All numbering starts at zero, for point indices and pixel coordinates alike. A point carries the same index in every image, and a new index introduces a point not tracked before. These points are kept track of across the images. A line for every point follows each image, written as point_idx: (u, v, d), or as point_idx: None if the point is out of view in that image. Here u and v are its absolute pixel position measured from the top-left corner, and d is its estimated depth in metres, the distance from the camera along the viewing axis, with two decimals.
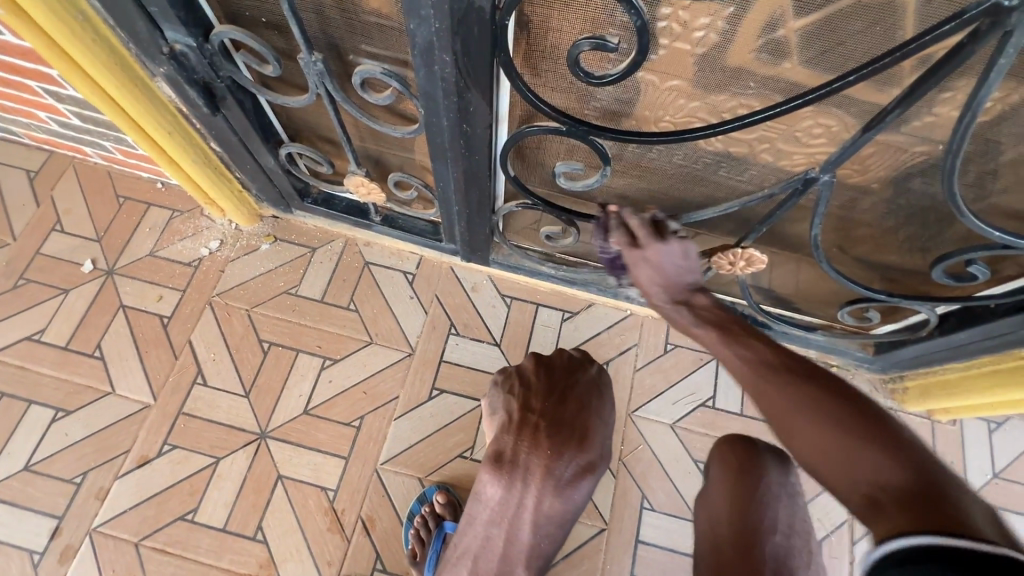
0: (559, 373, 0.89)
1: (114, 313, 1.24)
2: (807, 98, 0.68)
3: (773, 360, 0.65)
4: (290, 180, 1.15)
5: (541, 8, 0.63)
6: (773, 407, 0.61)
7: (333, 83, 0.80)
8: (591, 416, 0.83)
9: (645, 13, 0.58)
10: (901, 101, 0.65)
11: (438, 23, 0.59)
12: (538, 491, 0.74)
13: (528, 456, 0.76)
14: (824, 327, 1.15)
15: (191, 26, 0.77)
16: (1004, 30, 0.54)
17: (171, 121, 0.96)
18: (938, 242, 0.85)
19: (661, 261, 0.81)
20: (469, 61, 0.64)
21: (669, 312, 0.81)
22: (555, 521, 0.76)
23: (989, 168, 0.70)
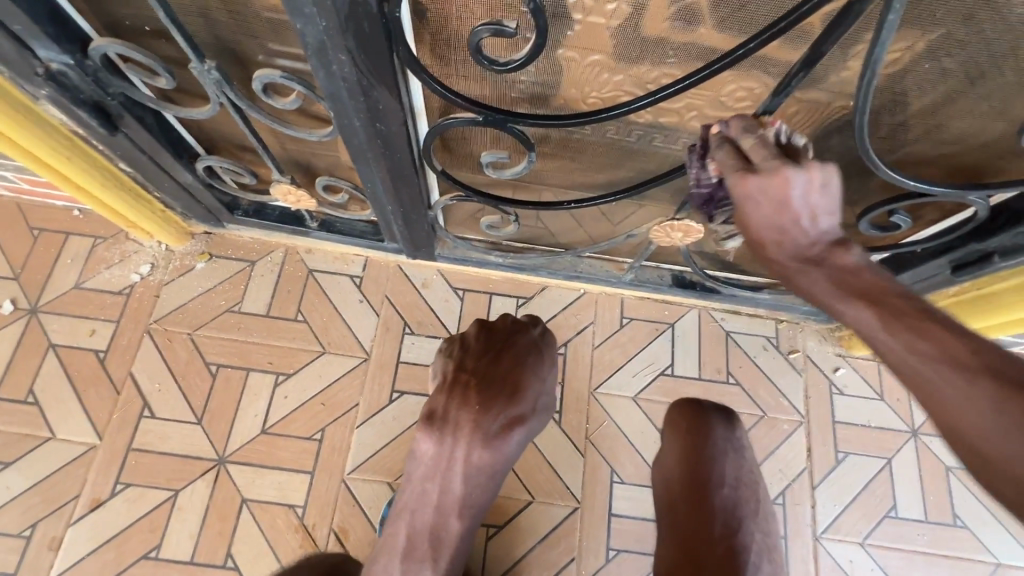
0: (499, 335, 0.91)
1: (44, 353, 1.17)
2: (719, 65, 0.67)
3: (944, 345, 0.47)
4: (213, 194, 1.09)
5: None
6: (959, 417, 0.45)
7: (234, 90, 0.75)
8: (526, 371, 0.85)
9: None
10: (805, 63, 0.66)
11: (324, 22, 0.55)
12: (468, 442, 0.77)
13: (458, 411, 0.79)
14: (770, 286, 1.18)
15: (66, 41, 0.71)
16: None
17: (67, 144, 0.89)
18: (865, 194, 0.87)
19: (790, 189, 0.56)
20: (368, 59, 0.62)
21: (794, 274, 0.57)
22: (485, 471, 0.79)
23: (900, 120, 0.71)
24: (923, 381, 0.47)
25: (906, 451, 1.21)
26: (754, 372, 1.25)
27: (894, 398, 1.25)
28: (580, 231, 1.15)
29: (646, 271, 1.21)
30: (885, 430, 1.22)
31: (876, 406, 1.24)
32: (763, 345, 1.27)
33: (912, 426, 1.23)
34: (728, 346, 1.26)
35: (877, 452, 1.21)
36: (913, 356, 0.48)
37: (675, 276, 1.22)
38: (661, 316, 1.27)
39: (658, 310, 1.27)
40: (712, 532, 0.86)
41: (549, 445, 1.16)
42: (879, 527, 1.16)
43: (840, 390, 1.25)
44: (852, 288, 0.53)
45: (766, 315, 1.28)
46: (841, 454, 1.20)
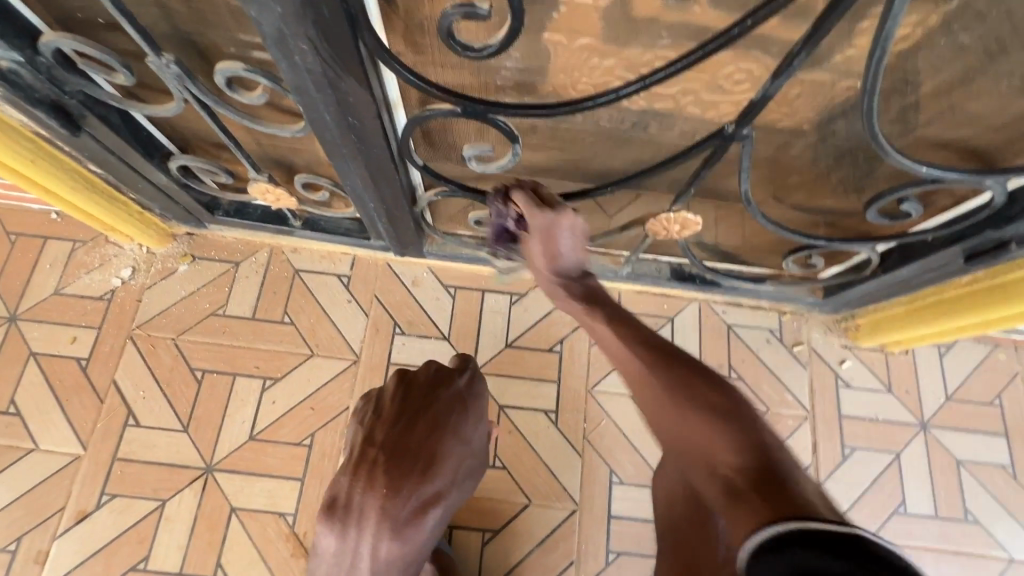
0: (416, 392, 0.77)
1: (25, 362, 1.14)
2: (708, 48, 0.62)
3: (640, 347, 0.69)
4: (191, 195, 1.05)
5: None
6: (646, 394, 0.64)
7: (198, 86, 0.71)
8: (444, 437, 0.72)
9: None
10: (805, 43, 0.61)
11: (280, 6, 0.50)
12: (374, 534, 0.59)
13: (364, 496, 0.61)
14: (772, 277, 1.14)
15: (14, 37, 0.66)
16: None
17: (29, 146, 0.84)
18: (871, 181, 0.82)
19: (556, 237, 0.80)
20: (332, 48, 0.57)
21: (554, 290, 0.84)
22: (395, 572, 0.62)
23: (911, 102, 0.66)
24: (632, 370, 0.68)
25: (914, 445, 1.17)
26: (757, 366, 1.21)
27: (903, 390, 1.21)
28: None
29: (643, 264, 1.17)
30: (893, 424, 1.19)
31: (884, 399, 1.20)
32: (766, 338, 1.22)
33: (921, 418, 1.19)
34: (729, 340, 1.22)
35: (884, 446, 1.17)
36: (620, 350, 0.71)
37: (674, 269, 1.18)
38: (659, 310, 1.23)
39: (656, 304, 1.23)
40: None
41: (545, 446, 1.13)
42: (887, 523, 1.13)
43: (846, 383, 1.21)
44: (598, 304, 0.79)
45: (768, 306, 1.24)
46: (847, 449, 1.17)
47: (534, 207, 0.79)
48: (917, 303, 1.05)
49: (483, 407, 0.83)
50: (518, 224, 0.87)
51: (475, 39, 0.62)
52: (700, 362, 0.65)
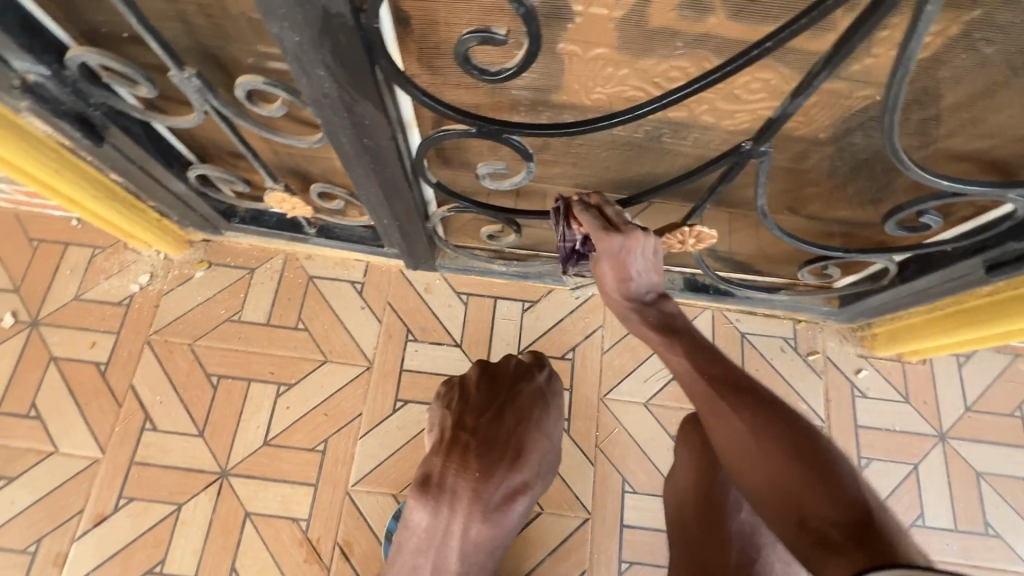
0: (500, 383, 0.87)
1: (45, 366, 1.16)
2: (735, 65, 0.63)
3: (721, 373, 0.65)
4: (208, 203, 1.06)
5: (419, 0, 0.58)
6: (727, 428, 0.62)
7: (217, 98, 0.72)
8: (529, 430, 0.80)
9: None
10: (825, 63, 0.61)
11: (297, 36, 0.54)
12: (467, 514, 0.70)
13: (456, 478, 0.71)
14: (787, 286, 1.13)
15: (41, 51, 0.68)
16: None
17: (54, 156, 0.86)
18: (890, 192, 0.82)
19: (628, 263, 0.72)
20: (347, 73, 0.59)
21: (625, 314, 0.75)
22: (483, 544, 0.73)
23: (931, 113, 0.66)
24: (709, 402, 0.65)
25: (933, 456, 1.16)
26: (772, 375, 1.20)
27: (920, 400, 1.19)
28: None
29: None
30: (911, 435, 1.17)
31: (901, 409, 1.18)
32: (780, 347, 1.21)
33: (939, 429, 1.17)
34: (743, 349, 1.21)
35: (902, 458, 1.15)
36: (690, 377, 0.67)
37: (687, 279, 1.17)
38: None
39: None
40: (728, 559, 0.81)
41: None
42: None
43: (862, 393, 1.19)
44: (666, 325, 0.72)
45: (783, 315, 1.23)
46: (864, 460, 1.15)
47: (602, 230, 0.71)
48: (938, 312, 1.03)
49: (561, 403, 0.91)
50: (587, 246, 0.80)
51: (490, 63, 0.64)
52: (781, 400, 0.62)
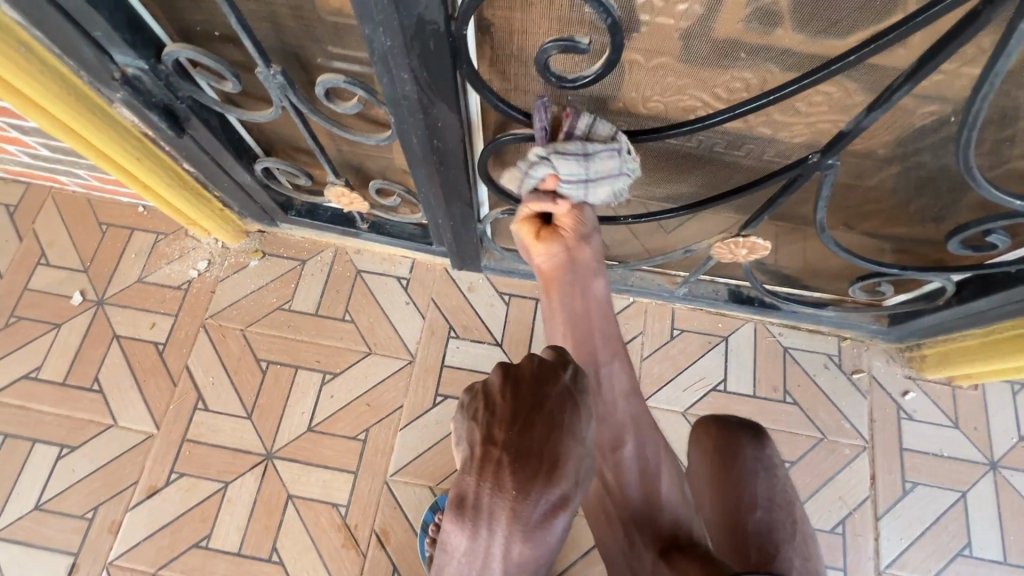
0: (532, 377, 0.49)
1: (109, 343, 1.22)
2: (804, 83, 0.65)
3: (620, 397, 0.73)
4: (269, 194, 1.11)
5: (502, 10, 0.61)
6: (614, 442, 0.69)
7: (297, 95, 0.76)
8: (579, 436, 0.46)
9: (614, 10, 0.57)
10: (909, 75, 0.61)
11: (389, 40, 0.59)
12: (512, 539, 0.42)
13: (499, 500, 0.43)
14: (834, 302, 1.11)
15: (140, 47, 0.73)
16: None
17: (137, 145, 0.92)
18: (954, 211, 0.80)
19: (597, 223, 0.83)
20: (430, 76, 0.65)
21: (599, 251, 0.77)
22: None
23: (1006, 133, 0.65)
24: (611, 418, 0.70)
25: (982, 485, 1.12)
26: (815, 392, 1.18)
27: (970, 426, 1.16)
28: (636, 244, 1.10)
29: (701, 286, 1.17)
30: (959, 461, 1.13)
31: (949, 434, 1.15)
32: (824, 363, 1.19)
33: (990, 457, 1.13)
34: (785, 363, 1.19)
35: (950, 484, 1.12)
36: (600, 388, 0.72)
37: (732, 291, 1.17)
38: (714, 329, 1.22)
39: (711, 323, 1.22)
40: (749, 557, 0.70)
41: None
42: (950, 565, 1.08)
43: (908, 415, 1.16)
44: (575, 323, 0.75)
45: (828, 332, 1.21)
46: (908, 484, 1.12)
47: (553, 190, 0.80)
48: (995, 335, 1.00)
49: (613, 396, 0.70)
50: None
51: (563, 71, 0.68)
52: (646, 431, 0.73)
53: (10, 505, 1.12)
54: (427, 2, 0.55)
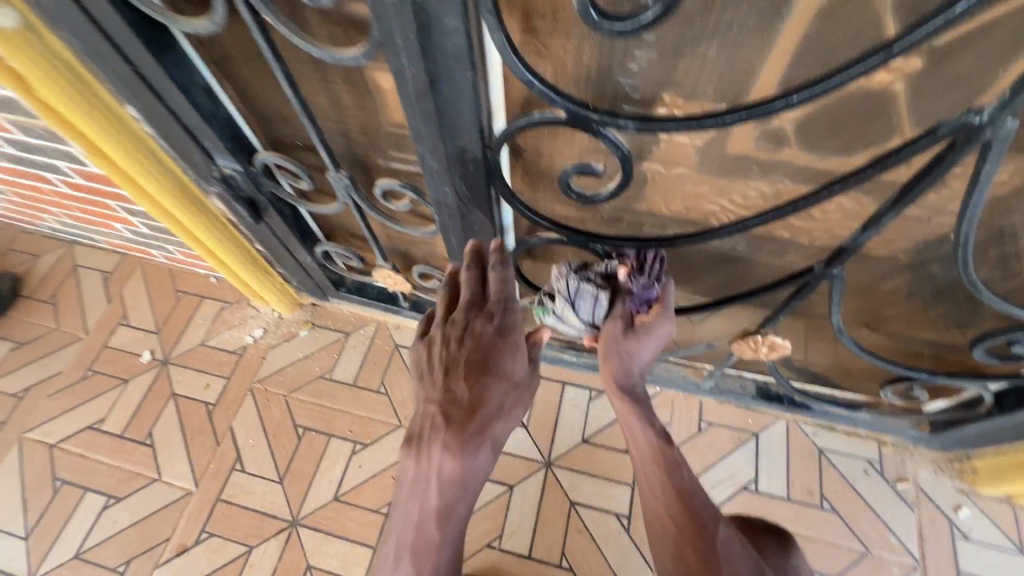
0: (465, 307, 0.73)
1: (166, 401, 1.33)
2: (795, 207, 0.74)
3: (669, 493, 0.70)
4: (326, 273, 1.25)
5: (532, 142, 0.74)
6: (658, 536, 0.69)
7: (359, 193, 0.91)
8: (496, 355, 0.71)
9: (623, 145, 0.69)
10: (893, 204, 0.69)
11: (436, 162, 0.73)
12: (439, 458, 0.66)
13: (433, 432, 0.68)
14: (870, 404, 1.09)
15: (238, 153, 0.89)
16: (982, 143, 0.58)
17: (222, 229, 1.07)
18: (976, 318, 0.81)
19: (643, 345, 0.83)
20: (469, 191, 0.77)
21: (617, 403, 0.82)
22: (460, 483, 0.66)
23: (1008, 249, 0.70)
24: (653, 516, 0.71)
25: None
26: (855, 499, 1.11)
27: None
28: None
29: (727, 379, 1.17)
30: None
31: (1014, 560, 1.05)
32: (864, 470, 1.14)
33: None
34: (821, 466, 1.15)
35: None
36: (647, 489, 0.73)
37: (759, 387, 1.16)
38: (743, 425, 1.20)
39: (740, 417, 1.20)
40: None
41: (613, 551, 1.10)
42: None
43: (964, 535, 1.07)
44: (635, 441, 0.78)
45: (866, 435, 1.16)
46: None
47: (659, 313, 0.84)
48: None
49: (653, 492, 0.72)
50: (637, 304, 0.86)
51: (584, 187, 0.80)
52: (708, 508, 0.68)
53: (52, 551, 1.18)
54: (468, 137, 0.68)
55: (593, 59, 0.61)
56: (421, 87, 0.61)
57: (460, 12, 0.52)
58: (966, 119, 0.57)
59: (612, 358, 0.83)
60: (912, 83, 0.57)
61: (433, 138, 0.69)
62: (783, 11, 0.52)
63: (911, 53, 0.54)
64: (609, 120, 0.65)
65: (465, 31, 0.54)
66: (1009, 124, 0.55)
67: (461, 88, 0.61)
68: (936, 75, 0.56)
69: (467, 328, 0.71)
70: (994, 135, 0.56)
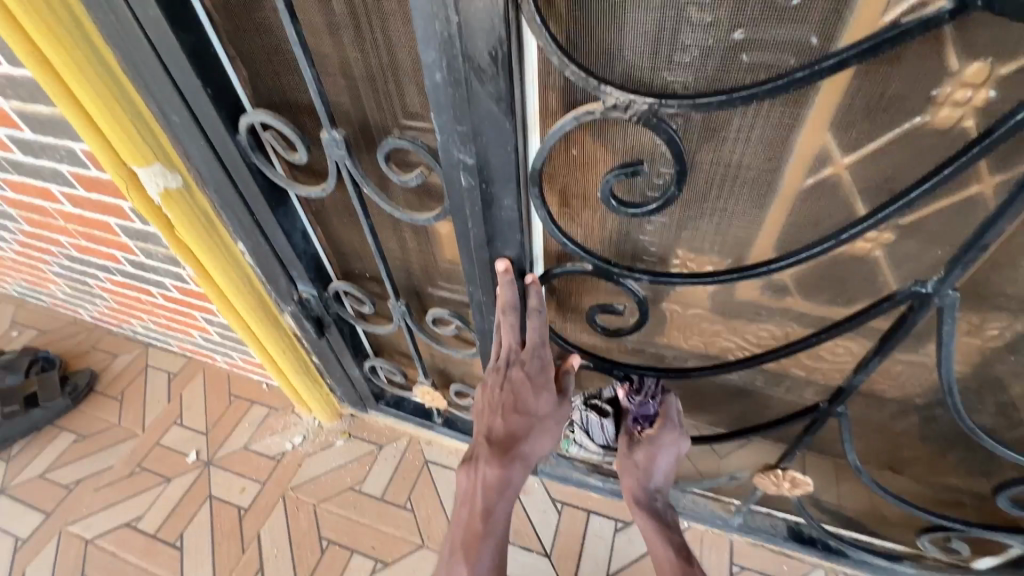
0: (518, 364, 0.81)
1: (202, 502, 1.38)
2: (790, 348, 0.83)
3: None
4: (369, 385, 1.35)
5: (566, 283, 0.88)
6: None
7: (412, 318, 1.05)
8: (542, 415, 0.82)
9: (640, 291, 0.82)
10: (875, 351, 0.77)
11: (484, 296, 0.85)
12: (488, 477, 0.83)
13: (484, 462, 0.83)
14: (912, 556, 1.05)
15: (316, 280, 1.06)
16: (936, 306, 0.68)
17: (288, 343, 1.21)
18: (997, 467, 0.83)
19: (657, 456, 0.90)
20: None
21: (639, 504, 0.92)
22: (500, 498, 0.84)
23: (1005, 399, 0.75)
24: None
25: None
26: None
27: None
28: (688, 464, 1.17)
29: (757, 517, 1.15)
30: None
31: None
32: None
33: None
34: None
35: None
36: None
37: (791, 527, 1.13)
38: (778, 571, 1.14)
39: (774, 563, 1.15)
40: None
41: None
42: None
43: None
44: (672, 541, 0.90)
45: None
46: None
47: (663, 423, 0.90)
48: None
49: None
50: (638, 422, 0.93)
51: (608, 322, 0.93)
52: None
53: None
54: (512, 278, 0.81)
55: (616, 226, 0.75)
56: (480, 241, 0.76)
57: (516, 193, 0.69)
58: (915, 288, 0.68)
59: (626, 469, 0.92)
60: (890, 251, 0.68)
61: (485, 278, 0.82)
62: (770, 198, 0.66)
63: (883, 228, 0.65)
64: (627, 273, 0.77)
65: (518, 206, 0.71)
66: (950, 294, 0.67)
67: (511, 242, 0.75)
68: (904, 247, 0.67)
69: (503, 374, 0.82)
70: (945, 300, 0.67)
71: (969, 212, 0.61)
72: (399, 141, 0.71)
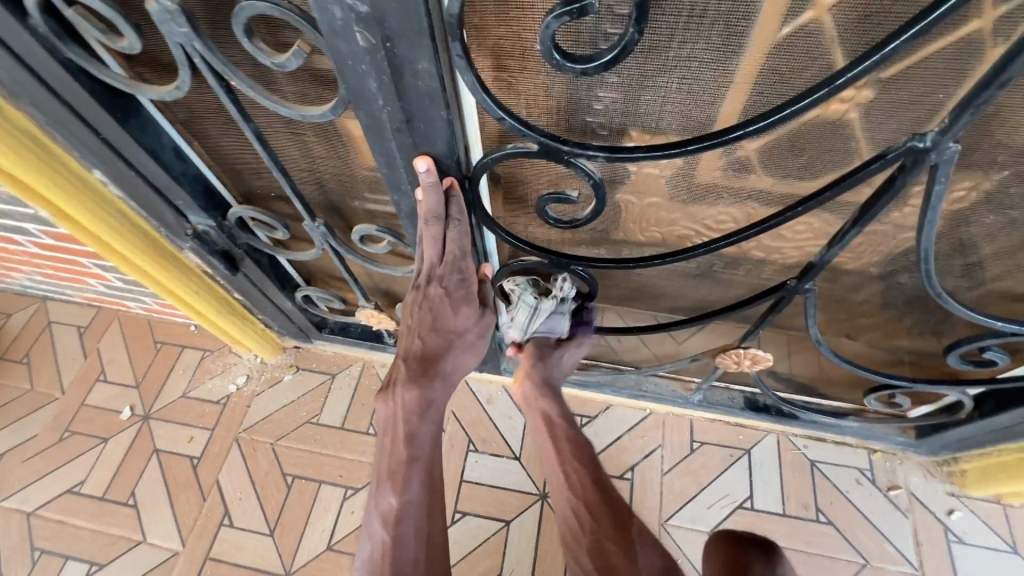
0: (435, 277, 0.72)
1: (148, 457, 1.29)
2: (762, 227, 0.73)
3: (579, 466, 0.86)
4: (306, 315, 1.23)
5: (510, 169, 0.75)
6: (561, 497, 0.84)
7: (336, 239, 0.91)
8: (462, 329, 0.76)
9: (594, 172, 0.67)
10: (854, 222, 0.69)
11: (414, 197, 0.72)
12: (409, 402, 0.74)
13: (404, 385, 0.74)
14: (856, 412, 1.11)
15: (211, 207, 0.89)
16: (929, 164, 0.59)
17: (200, 283, 1.06)
18: (949, 326, 0.84)
19: (572, 351, 0.98)
20: None
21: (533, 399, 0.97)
22: (425, 421, 0.75)
23: (972, 259, 0.73)
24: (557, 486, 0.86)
25: None
26: (849, 510, 1.12)
27: None
28: (647, 351, 1.15)
29: (716, 393, 1.17)
30: None
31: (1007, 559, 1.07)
32: (856, 479, 1.15)
33: None
34: (813, 478, 1.15)
35: None
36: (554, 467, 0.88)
37: (747, 398, 1.17)
38: (735, 441, 1.20)
39: (731, 434, 1.21)
40: None
41: None
42: None
43: (959, 538, 1.09)
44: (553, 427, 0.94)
45: (855, 443, 1.18)
46: None
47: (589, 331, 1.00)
48: None
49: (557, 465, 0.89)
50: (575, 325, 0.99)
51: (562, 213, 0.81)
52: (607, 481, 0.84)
53: None
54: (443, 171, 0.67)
55: (563, 92, 0.61)
56: (397, 128, 0.61)
57: (432, 53, 0.52)
58: (911, 144, 0.58)
59: (534, 356, 0.97)
60: (867, 111, 0.59)
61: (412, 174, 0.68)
62: (743, 44, 0.53)
63: (861, 84, 0.56)
64: (580, 151, 0.64)
65: (437, 72, 0.54)
66: (951, 146, 0.57)
67: (435, 124, 0.60)
68: (888, 104, 0.57)
69: (423, 291, 0.72)
70: (938, 158, 0.58)
71: (963, 53, 0.51)
72: (256, 4, 0.53)
